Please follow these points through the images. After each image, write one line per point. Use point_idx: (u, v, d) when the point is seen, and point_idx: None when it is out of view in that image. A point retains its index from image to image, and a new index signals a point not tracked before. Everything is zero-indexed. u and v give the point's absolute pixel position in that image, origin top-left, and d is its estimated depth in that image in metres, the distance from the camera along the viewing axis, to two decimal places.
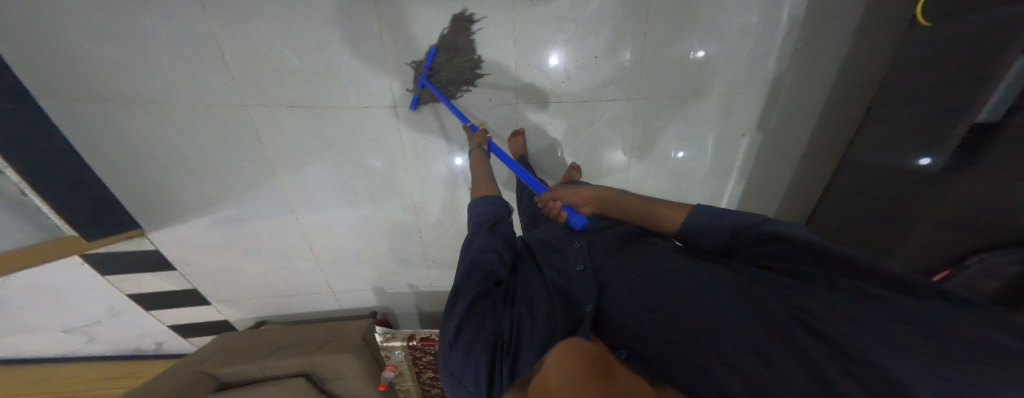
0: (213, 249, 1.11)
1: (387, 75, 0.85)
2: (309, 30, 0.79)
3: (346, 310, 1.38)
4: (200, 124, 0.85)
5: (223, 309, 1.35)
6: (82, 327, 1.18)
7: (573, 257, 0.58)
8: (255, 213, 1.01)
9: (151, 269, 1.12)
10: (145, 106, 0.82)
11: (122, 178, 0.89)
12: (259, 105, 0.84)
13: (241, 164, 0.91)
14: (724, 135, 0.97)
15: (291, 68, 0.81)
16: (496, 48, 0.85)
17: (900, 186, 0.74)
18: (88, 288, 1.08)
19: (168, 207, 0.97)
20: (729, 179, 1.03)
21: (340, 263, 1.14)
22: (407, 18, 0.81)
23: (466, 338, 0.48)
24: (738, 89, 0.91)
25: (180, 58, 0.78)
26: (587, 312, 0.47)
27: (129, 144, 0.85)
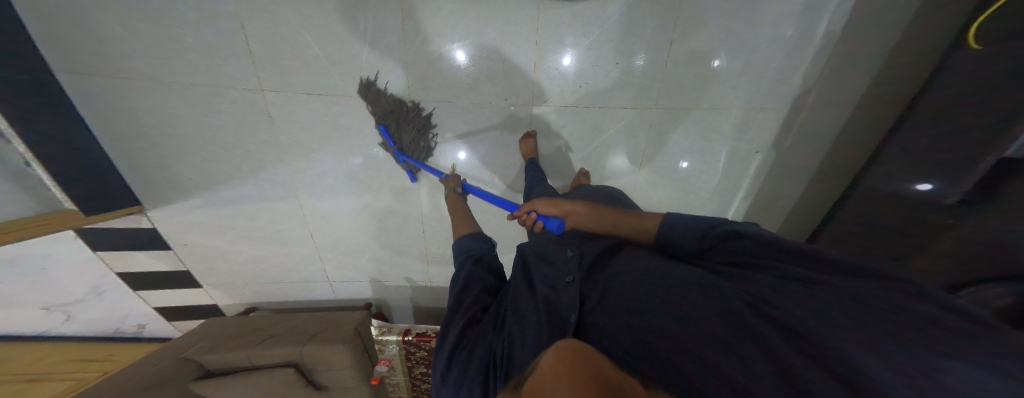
0: (212, 230, 1.10)
1: (404, 68, 0.85)
2: (331, 18, 0.79)
3: (341, 300, 1.37)
4: (211, 103, 0.85)
5: (213, 292, 1.33)
6: (64, 305, 1.13)
7: (561, 268, 0.57)
8: (260, 196, 1.00)
9: (144, 247, 1.11)
10: (156, 80, 0.81)
11: (128, 152, 0.88)
12: (274, 88, 0.84)
13: (250, 146, 0.91)
14: (736, 152, 0.99)
15: (310, 54, 0.82)
16: (512, 48, 0.86)
17: (904, 211, 0.75)
18: (79, 264, 1.06)
19: (171, 184, 0.96)
20: (737, 195, 1.05)
21: (338, 252, 1.14)
22: (428, 12, 0.81)
23: (458, 366, 0.51)
24: (756, 104, 0.93)
25: (198, 35, 0.77)
26: (571, 323, 0.47)
27: (136, 118, 0.85)
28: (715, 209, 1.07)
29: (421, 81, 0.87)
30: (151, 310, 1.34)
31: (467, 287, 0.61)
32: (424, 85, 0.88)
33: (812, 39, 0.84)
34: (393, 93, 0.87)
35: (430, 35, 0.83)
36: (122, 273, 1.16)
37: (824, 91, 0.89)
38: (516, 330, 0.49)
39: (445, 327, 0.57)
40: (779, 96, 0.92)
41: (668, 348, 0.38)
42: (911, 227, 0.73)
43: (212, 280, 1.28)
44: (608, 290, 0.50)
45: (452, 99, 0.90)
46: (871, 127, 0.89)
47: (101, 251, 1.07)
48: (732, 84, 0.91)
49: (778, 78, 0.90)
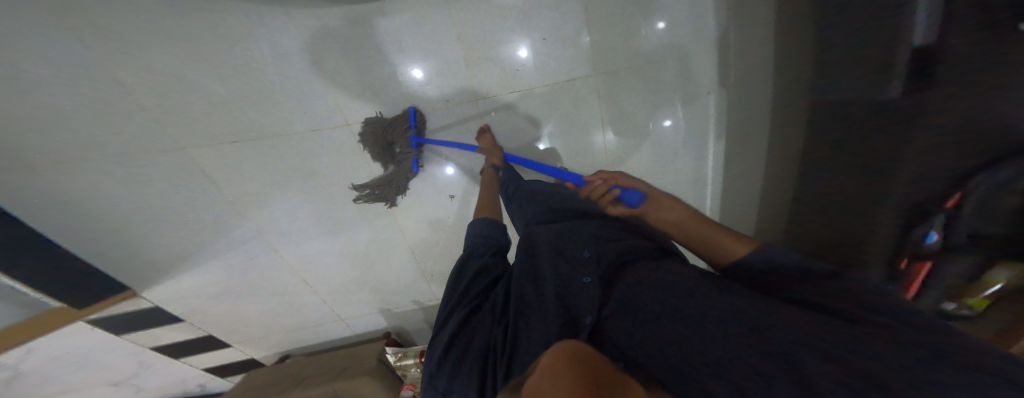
0: (208, 299, 1.06)
1: (330, 91, 0.77)
2: (230, 56, 0.71)
3: (360, 335, 1.35)
4: (141, 176, 0.78)
5: (247, 349, 1.31)
6: (127, 379, 1.16)
7: (577, 264, 0.50)
8: (237, 258, 0.96)
9: (161, 323, 1.08)
10: (68, 162, 0.75)
11: (81, 242, 0.84)
12: (197, 145, 0.77)
13: (201, 210, 0.85)
14: (688, 97, 0.87)
15: (218, 99, 0.74)
16: (434, 44, 0.77)
17: (847, 135, 0.55)
18: (110, 347, 1.05)
19: (141, 265, 0.92)
20: (706, 139, 0.90)
21: (337, 291, 1.10)
22: (331, 23, 0.72)
23: (456, 354, 0.45)
24: (684, 50, 0.83)
25: (96, 106, 0.71)
26: (587, 324, 0.42)
27: (82, 207, 0.80)
28: (692, 161, 0.93)
29: (358, 99, 0.78)
30: (202, 371, 1.31)
31: (475, 277, 0.56)
32: (363, 103, 0.79)
33: None
34: (326, 150, 0.82)
35: (343, 46, 0.74)
36: (156, 346, 1.14)
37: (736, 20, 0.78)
38: (524, 328, 0.43)
39: (445, 314, 0.52)
40: (706, 32, 0.81)
41: (676, 353, 0.32)
42: (861, 145, 0.53)
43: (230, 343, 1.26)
44: (630, 289, 0.43)
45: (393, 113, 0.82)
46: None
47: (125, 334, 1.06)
48: (669, 32, 0.81)
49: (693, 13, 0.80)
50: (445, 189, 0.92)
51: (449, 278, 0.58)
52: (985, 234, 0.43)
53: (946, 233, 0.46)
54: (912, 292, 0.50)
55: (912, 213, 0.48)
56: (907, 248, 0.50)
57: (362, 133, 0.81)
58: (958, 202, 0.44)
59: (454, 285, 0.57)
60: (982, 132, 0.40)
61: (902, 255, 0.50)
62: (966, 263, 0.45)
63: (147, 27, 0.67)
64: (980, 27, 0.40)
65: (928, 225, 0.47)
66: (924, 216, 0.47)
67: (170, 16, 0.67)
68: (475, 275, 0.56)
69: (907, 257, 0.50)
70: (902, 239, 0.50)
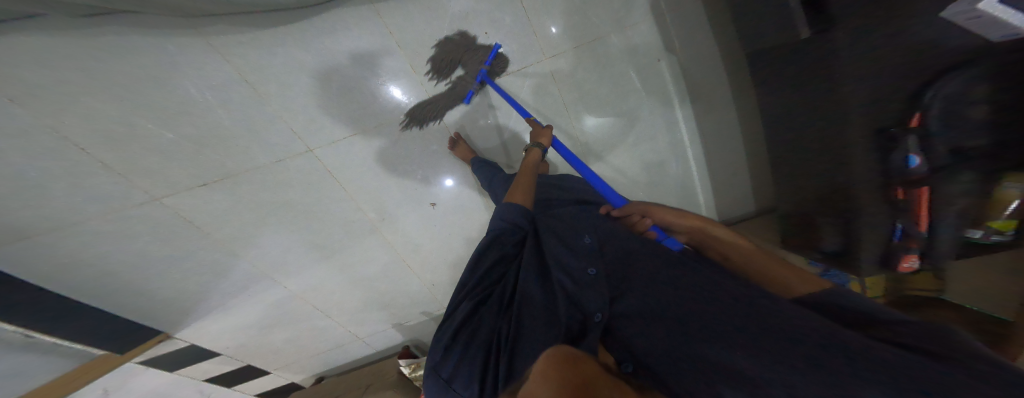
0: (234, 331, 1.09)
1: (283, 120, 0.75)
2: (178, 102, 0.69)
3: (380, 351, 1.36)
4: (133, 232, 0.79)
5: (285, 373, 1.35)
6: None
7: (581, 256, 0.47)
8: (244, 294, 0.97)
9: (206, 357, 1.12)
10: (42, 232, 0.73)
11: (97, 301, 0.86)
12: (170, 192, 0.76)
13: (200, 254, 0.86)
14: (643, 67, 0.84)
15: (178, 145, 0.72)
16: (380, 55, 0.74)
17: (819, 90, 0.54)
18: (168, 382, 1.11)
19: (157, 314, 0.95)
20: (672, 103, 0.88)
21: (346, 313, 1.10)
22: (269, 50, 0.68)
23: (464, 338, 0.41)
24: (626, 21, 0.80)
25: (57, 171, 0.68)
26: (598, 322, 0.38)
27: (85, 269, 0.81)
28: (665, 130, 0.91)
29: (325, 121, 0.77)
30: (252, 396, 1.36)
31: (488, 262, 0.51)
32: (331, 124, 0.77)
33: None
34: (304, 177, 0.81)
35: (288, 69, 0.71)
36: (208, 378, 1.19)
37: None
38: (531, 321, 0.40)
39: (456, 298, 0.47)
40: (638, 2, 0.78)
41: (682, 361, 0.30)
42: (821, 92, 0.54)
43: (265, 373, 1.29)
44: (634, 283, 0.41)
45: (362, 130, 0.80)
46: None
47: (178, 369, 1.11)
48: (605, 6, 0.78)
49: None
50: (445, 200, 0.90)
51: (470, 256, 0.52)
52: (968, 146, 0.47)
53: (925, 153, 0.48)
54: (924, 224, 0.53)
55: (886, 141, 0.51)
56: (896, 178, 0.52)
57: (329, 157, 0.80)
58: (920, 122, 0.47)
59: (470, 264, 0.52)
60: (910, 54, 0.44)
61: (895, 185, 0.53)
62: (965, 176, 0.48)
63: (75, 85, 0.63)
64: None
65: (907, 148, 0.49)
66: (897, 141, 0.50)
67: (97, 64, 0.63)
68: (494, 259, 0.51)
69: (901, 185, 0.53)
70: (890, 169, 0.52)
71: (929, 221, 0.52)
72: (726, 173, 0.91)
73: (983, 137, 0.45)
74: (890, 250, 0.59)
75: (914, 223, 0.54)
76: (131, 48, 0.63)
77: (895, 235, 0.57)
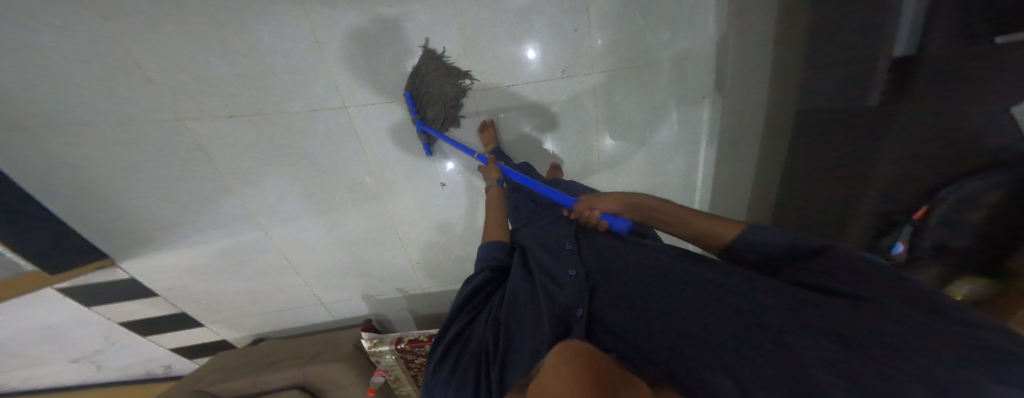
0: (189, 271, 1.05)
1: (330, 75, 0.78)
2: (230, 34, 0.72)
3: (340, 320, 1.32)
4: (134, 146, 0.80)
5: (218, 329, 1.28)
6: (89, 356, 1.16)
7: (563, 261, 0.52)
8: (223, 232, 0.95)
9: (135, 297, 1.07)
10: (57, 128, 0.75)
11: (67, 207, 0.84)
12: (193, 116, 0.78)
13: (194, 181, 0.86)
14: (685, 101, 0.88)
15: (221, 75, 0.75)
16: (432, 36, 0.79)
17: (850, 146, 0.60)
18: (75, 319, 1.04)
19: (127, 236, 0.92)
20: (700, 142, 0.93)
21: (321, 273, 1.09)
22: (340, 6, 0.74)
23: (453, 357, 0.46)
24: (686, 52, 0.84)
25: (94, 74, 0.72)
26: (578, 316, 0.42)
27: (76, 173, 0.81)
28: (684, 166, 0.96)
29: (356, 82, 0.80)
30: (168, 351, 1.28)
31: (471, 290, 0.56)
32: (361, 87, 0.80)
33: None
34: (322, 131, 0.84)
35: (345, 27, 0.75)
36: (125, 322, 1.12)
37: (739, 26, 0.80)
38: (518, 324, 0.44)
39: (447, 323, 0.53)
40: (707, 36, 0.82)
41: (669, 342, 0.34)
42: (848, 152, 0.60)
43: (197, 324, 1.23)
44: (610, 285, 0.45)
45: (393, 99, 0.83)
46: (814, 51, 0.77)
47: (94, 306, 1.04)
48: (671, 33, 0.82)
49: (697, 13, 0.80)
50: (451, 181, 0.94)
51: (458, 288, 0.59)
52: (950, 247, 0.50)
53: (912, 243, 0.53)
54: None
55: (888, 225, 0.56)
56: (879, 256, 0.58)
57: (360, 116, 0.83)
58: (925, 215, 0.51)
59: (458, 294, 0.57)
60: (960, 147, 0.46)
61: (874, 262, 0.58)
62: (932, 274, 0.52)
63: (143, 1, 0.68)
64: (956, 47, 0.46)
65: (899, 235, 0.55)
66: (897, 225, 0.55)
67: None
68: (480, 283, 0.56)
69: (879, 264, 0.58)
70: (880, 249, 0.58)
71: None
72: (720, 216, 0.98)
73: (967, 240, 0.48)
74: None
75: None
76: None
77: None
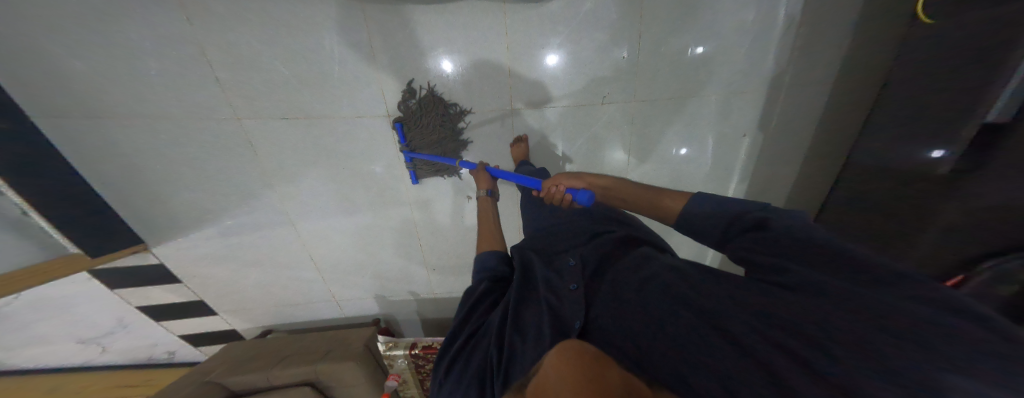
0: (218, 259, 1.10)
1: (378, 84, 0.85)
2: (295, 41, 0.80)
3: (349, 317, 1.35)
4: (193, 139, 0.87)
5: (230, 318, 1.32)
6: (96, 338, 1.18)
7: (565, 275, 0.54)
8: (256, 224, 1.01)
9: (156, 282, 1.11)
10: (128, 119, 0.82)
11: (115, 192, 0.89)
12: (251, 116, 0.85)
13: (238, 174, 0.92)
14: (724, 136, 0.93)
15: (283, 77, 0.82)
16: (474, 53, 0.84)
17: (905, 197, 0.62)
18: (94, 300, 1.07)
19: (171, 221, 0.99)
20: (732, 175, 0.98)
21: (340, 271, 1.14)
22: (399, 24, 0.81)
23: (458, 370, 0.47)
24: (736, 89, 0.88)
25: (168, 70, 0.79)
26: (576, 328, 0.44)
27: (133, 159, 0.87)
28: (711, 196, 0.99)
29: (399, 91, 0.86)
30: (177, 337, 1.33)
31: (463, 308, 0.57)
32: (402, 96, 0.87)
33: (776, 17, 0.80)
34: (367, 137, 0.90)
35: (401, 45, 0.82)
36: (142, 306, 1.17)
37: (798, 64, 0.83)
38: (516, 336, 0.46)
39: (446, 341, 0.54)
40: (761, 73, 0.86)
41: (668, 353, 0.35)
42: (900, 205, 0.63)
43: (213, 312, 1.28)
44: (608, 300, 0.46)
45: None
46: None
47: (119, 289, 1.09)
48: (721, 70, 0.86)
49: (755, 55, 0.84)
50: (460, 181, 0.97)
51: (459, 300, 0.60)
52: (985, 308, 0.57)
53: None
54: None
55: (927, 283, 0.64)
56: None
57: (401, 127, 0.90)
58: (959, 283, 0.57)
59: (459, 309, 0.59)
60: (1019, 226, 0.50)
61: None
62: None
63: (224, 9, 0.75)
64: None
65: None
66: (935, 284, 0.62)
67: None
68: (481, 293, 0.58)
69: None
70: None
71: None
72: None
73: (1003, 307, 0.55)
74: None
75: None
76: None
77: None
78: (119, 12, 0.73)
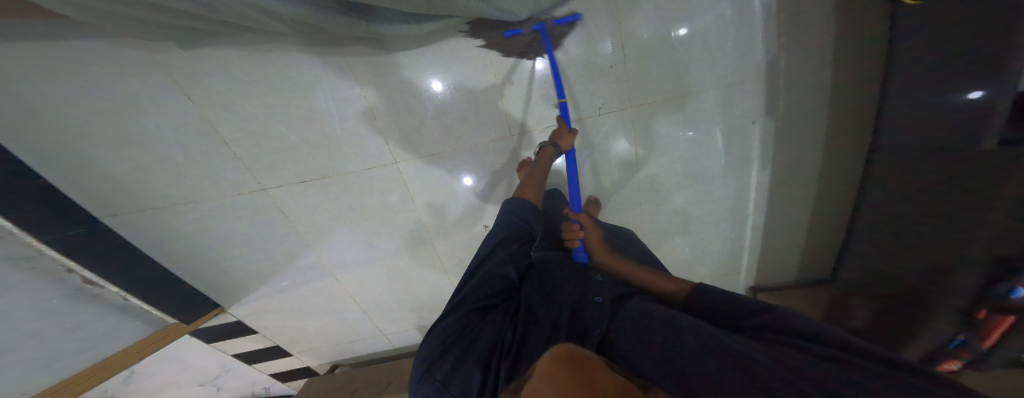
0: (280, 313, 1.23)
1: (381, 136, 0.90)
2: (299, 110, 0.87)
3: (399, 348, 1.42)
4: (235, 213, 0.97)
5: (303, 358, 1.46)
6: (211, 380, 1.35)
7: (587, 285, 0.57)
8: (302, 279, 1.12)
9: (241, 334, 1.27)
10: (180, 203, 0.93)
11: (178, 268, 1.02)
12: (276, 186, 0.94)
13: (278, 237, 1.02)
14: (733, 130, 0.84)
15: (293, 144, 0.90)
16: (460, 81, 0.85)
17: (949, 170, 0.57)
18: (201, 351, 1.24)
19: (233, 286, 1.11)
20: (751, 169, 0.87)
21: (381, 309, 1.21)
22: (384, 72, 0.84)
23: (463, 345, 0.48)
24: (732, 80, 0.79)
25: (191, 154, 0.88)
26: (594, 336, 0.47)
27: (189, 237, 0.99)
28: (733, 189, 0.90)
29: (399, 139, 0.90)
30: (268, 375, 1.48)
31: (488, 278, 0.56)
32: (405, 141, 0.91)
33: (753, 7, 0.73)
34: (385, 182, 0.95)
35: (393, 90, 0.86)
36: (235, 353, 1.33)
37: (793, 45, 0.74)
38: (533, 335, 0.48)
39: (455, 303, 0.53)
40: (755, 57, 0.77)
41: (672, 363, 0.38)
42: (943, 180, 0.58)
43: (289, 354, 1.42)
44: (631, 318, 0.48)
45: (439, 150, 0.92)
46: (867, 58, 0.72)
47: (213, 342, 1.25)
48: (701, 63, 0.79)
49: (742, 39, 0.76)
50: (468, 200, 0.99)
51: (471, 262, 0.59)
52: None
53: None
54: (988, 340, 0.54)
55: (1001, 270, 0.51)
56: (988, 301, 0.53)
57: (409, 169, 0.94)
58: None
59: (466, 276, 0.58)
60: None
61: (981, 306, 0.54)
62: None
63: (223, 92, 0.82)
64: None
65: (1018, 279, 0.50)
66: (1013, 272, 0.50)
67: (241, 75, 0.81)
68: (496, 268, 0.57)
69: (988, 308, 0.53)
70: (990, 294, 0.52)
71: (995, 341, 0.54)
72: (779, 229, 0.92)
73: None
74: (936, 353, 0.59)
75: (980, 339, 0.55)
76: (280, 61, 0.81)
77: (949, 343, 0.58)
78: (141, 113, 0.82)
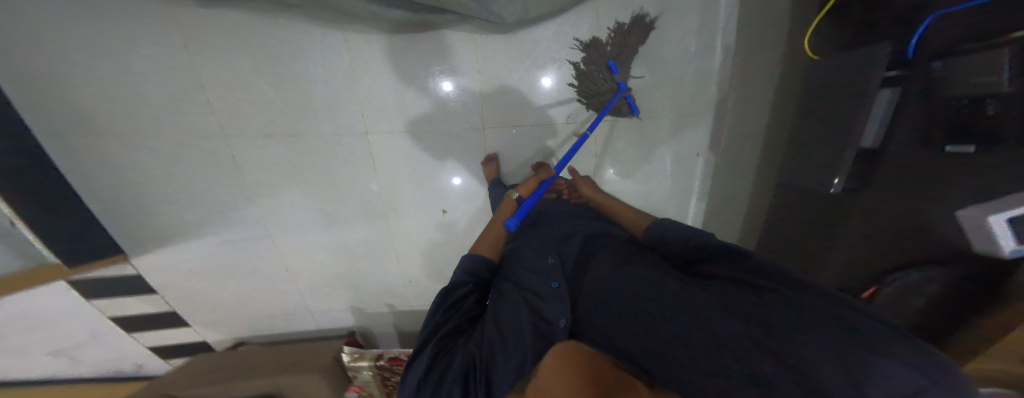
0: (198, 273, 1.09)
1: (358, 103, 0.90)
2: (284, 64, 0.85)
3: (323, 330, 1.31)
4: (184, 155, 0.89)
5: (201, 330, 1.25)
6: (69, 349, 1.11)
7: (546, 273, 0.54)
8: (233, 233, 1.02)
9: (136, 293, 1.08)
10: (117, 125, 0.84)
11: (95, 201, 0.89)
12: (236, 132, 0.88)
13: (217, 184, 0.94)
14: (680, 157, 0.97)
15: (269, 100, 0.87)
16: (452, 73, 0.90)
17: (823, 209, 0.69)
18: (72, 312, 1.03)
19: (154, 234, 0.99)
20: (690, 196, 0.99)
21: (315, 281, 1.14)
22: (376, 49, 0.86)
23: (436, 377, 0.42)
24: (688, 111, 0.93)
25: (162, 83, 0.82)
26: (562, 328, 0.44)
27: (116, 166, 0.88)
28: (674, 217, 1.01)
29: (377, 111, 0.91)
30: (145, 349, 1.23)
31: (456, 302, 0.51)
32: (386, 115, 0.92)
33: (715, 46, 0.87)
34: (351, 150, 0.94)
35: (382, 66, 0.88)
36: (115, 317, 1.11)
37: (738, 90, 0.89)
38: (503, 341, 0.45)
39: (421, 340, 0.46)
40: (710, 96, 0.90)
41: (646, 346, 0.36)
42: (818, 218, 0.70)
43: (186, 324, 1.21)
44: (594, 306, 0.46)
45: (411, 127, 0.94)
46: None
47: (94, 299, 1.04)
48: (662, 92, 0.93)
49: (699, 79, 0.90)
50: (440, 189, 1.00)
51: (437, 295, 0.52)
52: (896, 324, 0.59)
53: None
54: None
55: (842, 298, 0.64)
56: None
57: (377, 142, 0.94)
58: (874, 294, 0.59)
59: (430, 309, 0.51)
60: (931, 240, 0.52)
61: None
62: None
63: (210, 25, 0.80)
64: (914, 143, 0.54)
65: None
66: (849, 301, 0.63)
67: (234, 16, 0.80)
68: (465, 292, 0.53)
69: None
70: None
71: None
72: None
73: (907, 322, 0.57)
74: None
75: None
76: (272, 9, 0.80)
77: None
78: (111, 25, 0.77)
